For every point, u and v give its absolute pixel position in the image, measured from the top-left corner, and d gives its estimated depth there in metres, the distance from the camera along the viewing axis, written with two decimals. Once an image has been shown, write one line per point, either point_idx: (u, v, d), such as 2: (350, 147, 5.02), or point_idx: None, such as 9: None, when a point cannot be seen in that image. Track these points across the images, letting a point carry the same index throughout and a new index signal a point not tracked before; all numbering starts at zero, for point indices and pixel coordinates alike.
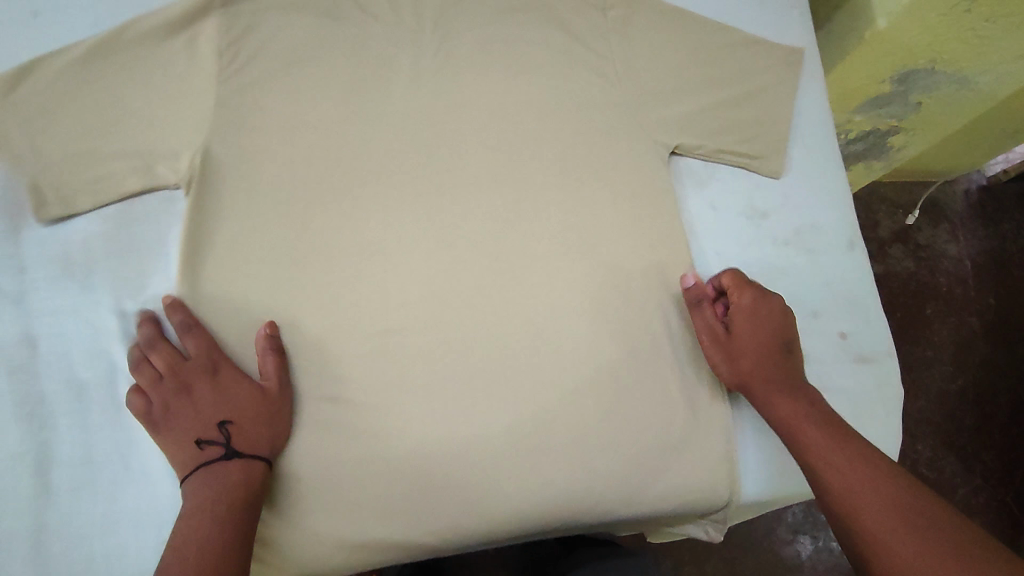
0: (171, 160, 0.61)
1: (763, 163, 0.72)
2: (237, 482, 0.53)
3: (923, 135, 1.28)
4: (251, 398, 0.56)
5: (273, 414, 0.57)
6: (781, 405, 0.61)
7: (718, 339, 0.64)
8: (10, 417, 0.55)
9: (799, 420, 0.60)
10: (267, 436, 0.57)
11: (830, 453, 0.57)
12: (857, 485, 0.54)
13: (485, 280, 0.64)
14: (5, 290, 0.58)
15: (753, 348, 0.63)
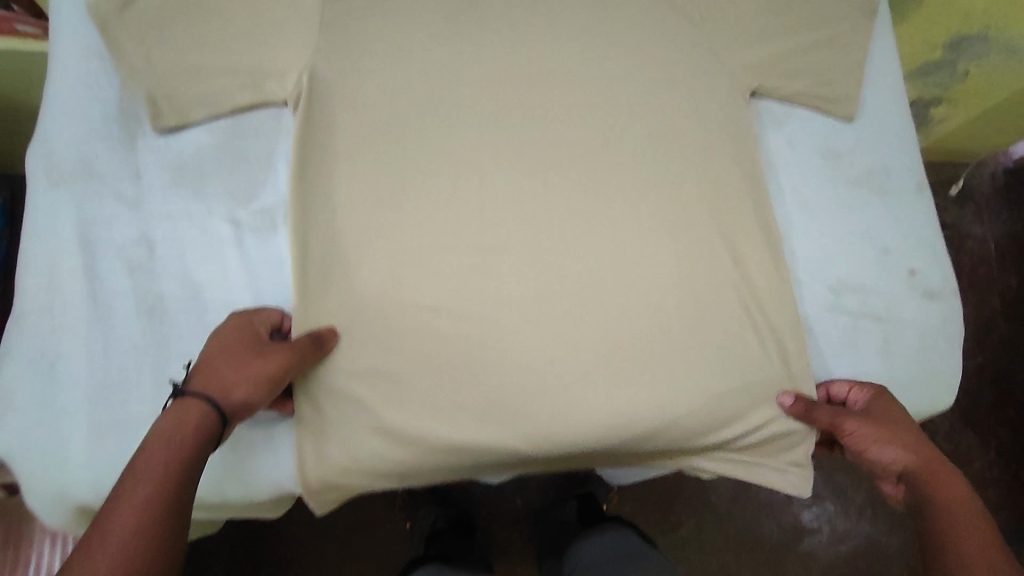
0: (278, 79, 0.63)
1: (840, 107, 0.74)
2: (170, 423, 0.50)
3: (965, 107, 1.31)
4: (240, 344, 0.55)
5: (251, 365, 0.54)
6: (947, 491, 0.58)
7: (866, 416, 0.63)
8: (133, 313, 0.57)
9: (965, 509, 0.56)
10: (229, 382, 0.53)
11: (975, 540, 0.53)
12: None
13: (576, 205, 0.66)
14: (124, 194, 0.60)
15: (908, 431, 0.62)
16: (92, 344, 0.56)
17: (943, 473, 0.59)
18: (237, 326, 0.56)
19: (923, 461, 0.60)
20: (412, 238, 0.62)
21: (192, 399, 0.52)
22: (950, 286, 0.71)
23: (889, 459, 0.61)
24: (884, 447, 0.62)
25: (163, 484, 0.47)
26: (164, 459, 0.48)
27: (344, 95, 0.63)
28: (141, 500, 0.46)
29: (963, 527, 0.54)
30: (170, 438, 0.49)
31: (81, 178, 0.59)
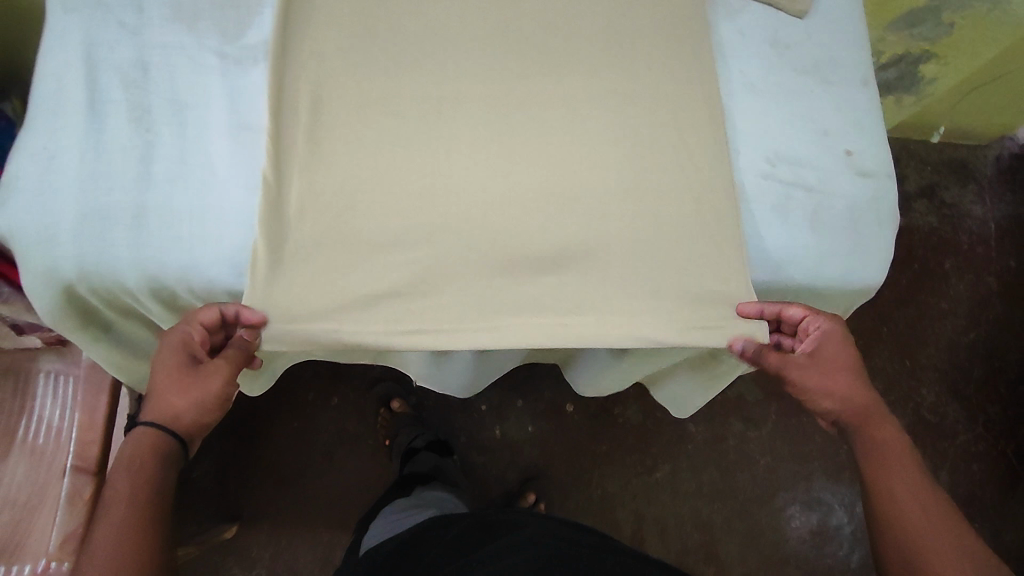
0: None
1: (791, 3, 0.79)
2: (130, 450, 0.63)
3: (953, 63, 1.35)
4: (181, 371, 0.64)
5: (194, 392, 0.64)
6: (878, 438, 0.68)
7: (808, 364, 0.70)
8: (124, 118, 0.64)
9: (894, 454, 0.67)
10: (179, 409, 0.65)
11: (908, 485, 0.65)
12: (913, 498, 0.64)
13: (531, 69, 0.72)
14: (127, 23, 0.67)
15: (847, 377, 0.70)
16: (85, 140, 0.63)
17: (874, 420, 0.69)
18: (174, 350, 0.64)
19: (857, 405, 0.70)
20: (376, 79, 0.69)
21: (147, 430, 0.64)
22: (885, 170, 0.76)
23: (826, 406, 0.71)
24: (823, 396, 0.70)
25: (133, 504, 0.59)
26: (128, 484, 0.60)
27: None
28: (117, 521, 0.58)
29: (895, 474, 0.66)
30: (131, 465, 0.62)
31: (92, 8, 0.67)
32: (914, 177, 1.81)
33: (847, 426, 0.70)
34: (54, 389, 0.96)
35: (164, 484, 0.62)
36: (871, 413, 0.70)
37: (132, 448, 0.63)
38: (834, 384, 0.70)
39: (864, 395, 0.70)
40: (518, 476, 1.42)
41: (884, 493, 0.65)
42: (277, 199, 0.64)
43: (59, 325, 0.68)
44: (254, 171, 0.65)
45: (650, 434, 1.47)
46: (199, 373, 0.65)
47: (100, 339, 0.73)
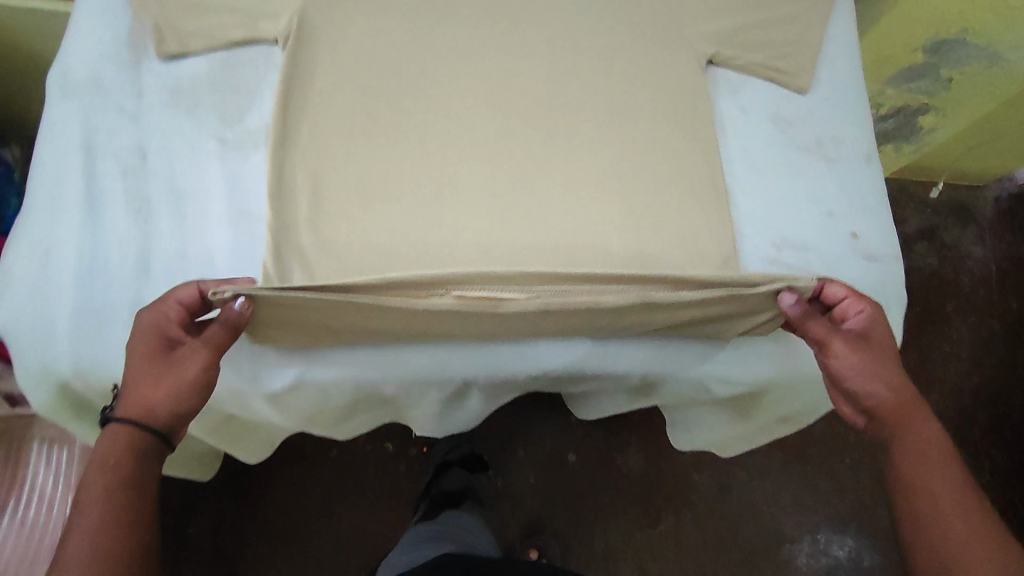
0: (272, 21, 0.71)
1: (794, 79, 0.79)
2: (102, 448, 0.56)
3: (952, 116, 1.34)
4: (153, 358, 0.57)
5: (170, 380, 0.57)
6: (915, 433, 0.62)
7: (855, 343, 0.63)
8: (123, 209, 0.63)
9: (931, 450, 0.61)
10: (149, 401, 0.57)
11: (944, 489, 0.59)
12: (949, 506, 0.58)
13: (534, 149, 0.72)
14: (125, 108, 0.67)
15: (890, 366, 0.64)
16: (82, 233, 0.62)
17: (913, 413, 0.63)
18: (149, 334, 0.57)
19: (895, 395, 0.63)
20: (378, 163, 0.69)
21: (120, 428, 0.57)
22: (892, 252, 0.75)
23: (867, 391, 0.63)
24: (866, 378, 0.63)
25: (107, 505, 0.54)
26: (104, 481, 0.55)
27: (333, 40, 0.72)
28: (92, 527, 0.53)
29: (931, 473, 0.60)
30: (101, 462, 0.55)
31: (90, 92, 0.67)
32: (914, 218, 1.81)
33: (884, 418, 0.63)
34: (46, 458, 0.94)
35: (143, 483, 0.57)
36: (907, 404, 0.63)
37: (105, 445, 0.56)
38: (876, 370, 0.63)
39: (901, 386, 0.64)
40: (520, 531, 1.38)
41: (918, 488, 0.60)
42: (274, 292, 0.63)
43: (55, 417, 0.67)
44: (254, 263, 0.64)
45: (653, 483, 1.44)
46: (173, 360, 0.57)
47: (99, 433, 0.71)
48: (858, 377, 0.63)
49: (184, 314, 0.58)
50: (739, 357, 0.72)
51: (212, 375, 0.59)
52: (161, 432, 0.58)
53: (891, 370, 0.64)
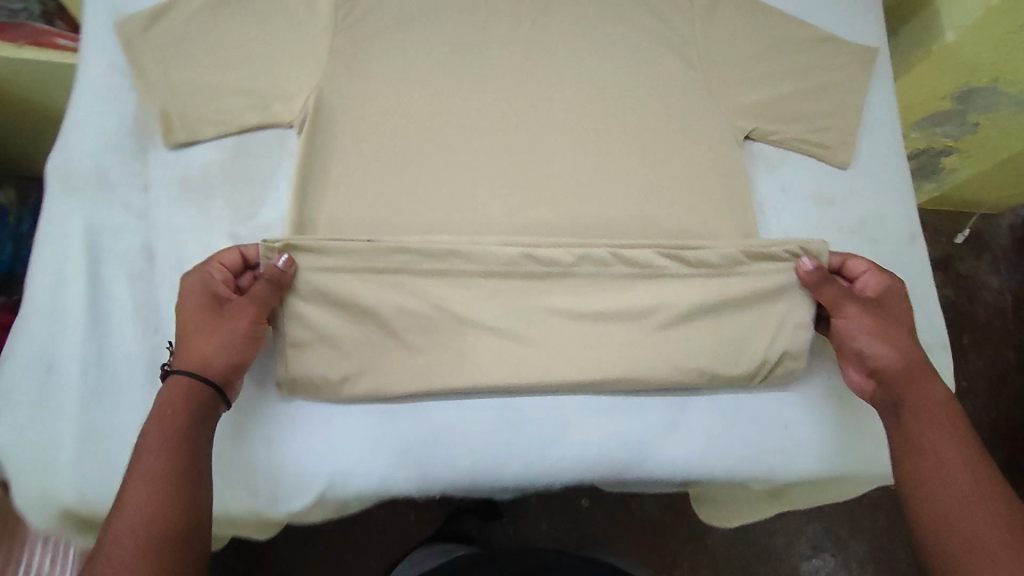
0: (286, 101, 0.67)
1: (832, 154, 0.76)
2: (160, 402, 0.54)
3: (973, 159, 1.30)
4: (206, 311, 0.58)
5: (224, 332, 0.58)
6: (924, 393, 0.61)
7: (868, 306, 0.66)
8: (130, 320, 0.60)
9: (940, 414, 0.60)
10: (206, 353, 0.56)
11: (946, 450, 0.57)
12: (953, 467, 0.56)
13: (565, 237, 0.69)
14: (131, 204, 0.63)
15: (900, 332, 0.65)
16: (86, 348, 0.58)
17: (921, 376, 0.62)
18: (199, 293, 0.59)
19: (907, 363, 0.63)
20: (398, 259, 0.65)
21: (179, 379, 0.56)
22: (936, 342, 0.73)
23: (875, 349, 0.64)
24: (874, 337, 0.64)
25: (169, 451, 0.51)
26: (161, 433, 0.52)
27: (352, 123, 0.68)
28: (154, 475, 0.50)
29: (931, 431, 0.59)
30: (160, 413, 0.53)
31: (92, 187, 0.62)
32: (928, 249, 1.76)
33: (891, 380, 0.63)
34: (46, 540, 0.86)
35: (197, 438, 0.53)
36: (920, 372, 0.62)
37: (163, 398, 0.54)
38: (891, 335, 0.64)
39: (915, 355, 0.63)
40: None
41: (928, 452, 0.58)
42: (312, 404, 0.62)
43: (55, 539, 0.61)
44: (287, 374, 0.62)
45: (680, 538, 1.12)
46: (224, 310, 0.58)
47: None
48: (872, 336, 0.64)
49: (229, 277, 0.61)
50: (786, 460, 0.68)
51: (260, 330, 0.60)
52: (218, 386, 0.57)
53: (905, 336, 0.64)
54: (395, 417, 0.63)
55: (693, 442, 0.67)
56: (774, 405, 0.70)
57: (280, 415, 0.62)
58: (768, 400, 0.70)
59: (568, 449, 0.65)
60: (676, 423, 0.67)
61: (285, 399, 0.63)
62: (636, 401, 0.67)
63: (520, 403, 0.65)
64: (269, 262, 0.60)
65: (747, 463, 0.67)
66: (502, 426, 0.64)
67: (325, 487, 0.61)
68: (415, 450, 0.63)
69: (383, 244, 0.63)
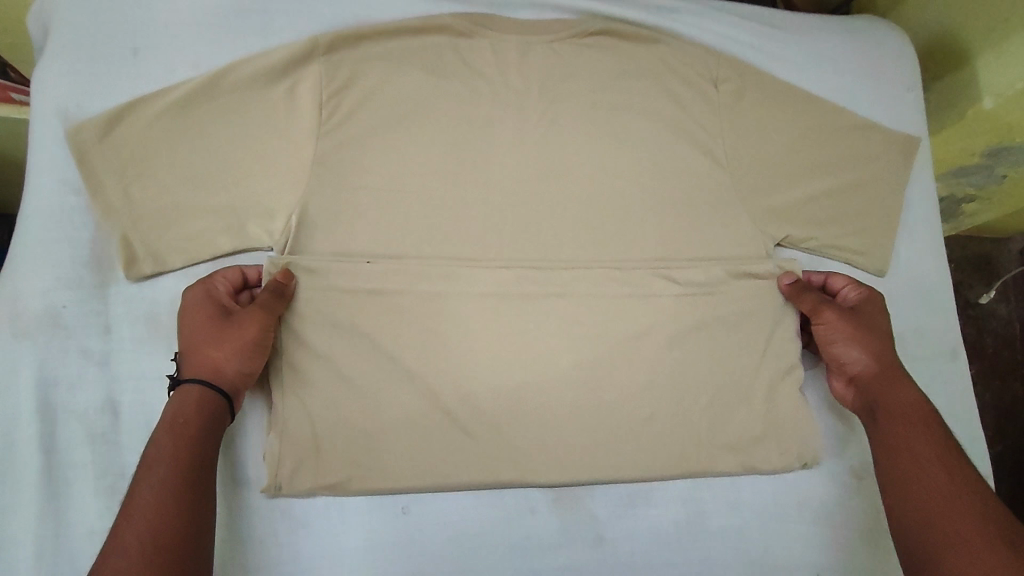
0: (264, 221, 0.59)
1: (869, 260, 0.69)
2: (172, 409, 0.51)
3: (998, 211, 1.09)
4: (212, 319, 0.54)
5: (233, 338, 0.54)
6: (899, 397, 0.58)
7: (846, 311, 0.63)
8: (92, 490, 0.53)
9: (913, 415, 0.56)
10: (217, 359, 0.53)
11: (921, 448, 0.54)
12: (933, 467, 0.52)
13: (583, 365, 0.62)
14: (90, 350, 0.55)
15: (880, 338, 0.62)
16: (42, 527, 0.52)
17: (896, 381, 0.59)
18: (200, 302, 0.55)
19: (880, 369, 0.60)
20: (399, 400, 0.59)
21: (190, 388, 0.52)
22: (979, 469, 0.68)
23: (852, 355, 0.61)
24: (852, 343, 0.61)
25: (176, 460, 0.48)
26: (172, 443, 0.49)
27: (338, 242, 0.60)
28: (160, 483, 0.47)
29: (908, 432, 0.55)
30: (170, 423, 0.50)
31: (45, 332, 0.55)
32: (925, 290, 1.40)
33: (867, 387, 0.60)
34: None
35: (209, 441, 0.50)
36: (897, 378, 0.59)
37: (174, 406, 0.51)
38: (868, 341, 0.61)
39: (893, 363, 0.60)
40: None
41: (904, 455, 0.54)
42: (309, 568, 0.56)
43: None
44: (274, 539, 0.57)
45: None
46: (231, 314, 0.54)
47: None
48: (851, 343, 0.61)
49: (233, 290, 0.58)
50: None
51: (269, 339, 0.56)
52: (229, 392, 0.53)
53: (884, 344, 0.61)
54: None
55: None
56: (809, 551, 0.63)
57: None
58: (803, 545, 0.63)
59: None
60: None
61: (263, 565, 0.56)
62: (657, 556, 0.61)
63: (529, 565, 0.59)
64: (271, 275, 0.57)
65: None
66: None
67: None
68: None
69: (381, 264, 0.60)
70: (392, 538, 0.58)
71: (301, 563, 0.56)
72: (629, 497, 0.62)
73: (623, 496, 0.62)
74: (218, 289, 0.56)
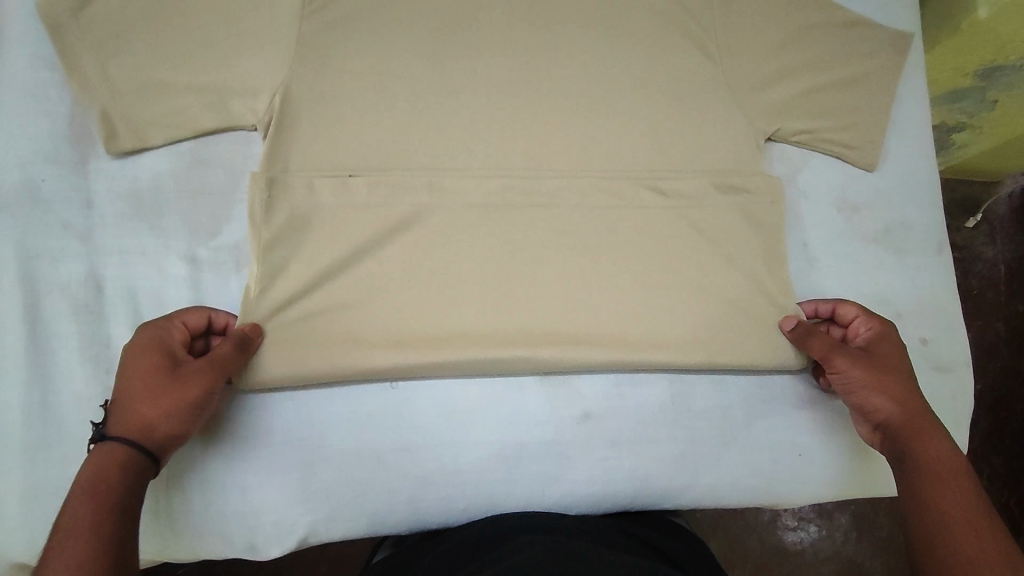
0: (247, 99, 0.58)
1: (859, 154, 0.69)
2: (89, 472, 0.45)
3: (985, 146, 1.03)
4: (156, 373, 0.49)
5: (173, 397, 0.49)
6: (928, 447, 0.54)
7: (863, 355, 0.59)
8: (78, 360, 0.53)
9: (948, 471, 0.52)
10: (149, 418, 0.48)
11: (949, 504, 0.50)
12: (959, 520, 0.49)
13: (570, 254, 0.62)
14: (73, 225, 0.55)
15: (903, 380, 0.58)
16: (29, 394, 0.52)
17: (929, 428, 0.55)
18: (145, 348, 0.50)
19: (904, 416, 0.56)
20: (388, 283, 0.58)
21: (112, 447, 0.47)
22: (963, 360, 0.69)
23: (873, 403, 0.57)
24: (871, 389, 0.57)
25: (96, 527, 0.43)
26: (91, 508, 0.43)
27: (323, 122, 0.59)
28: (75, 550, 0.41)
29: (939, 485, 0.51)
30: (90, 487, 0.44)
31: (25, 205, 0.55)
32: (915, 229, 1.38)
33: (895, 435, 0.56)
34: None
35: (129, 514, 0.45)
36: (924, 427, 0.55)
37: (91, 467, 0.46)
38: (887, 386, 0.57)
39: (919, 407, 0.57)
40: None
41: (930, 511, 0.50)
42: (298, 441, 0.57)
43: None
44: (265, 412, 0.57)
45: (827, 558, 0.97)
46: (177, 371, 0.50)
47: None
48: (870, 391, 0.58)
49: (191, 337, 0.53)
50: (798, 487, 0.64)
51: (214, 399, 0.51)
52: (159, 457, 0.49)
53: (905, 391, 0.57)
54: (382, 461, 0.58)
55: (702, 473, 0.62)
56: (792, 432, 0.65)
57: (248, 447, 0.56)
58: (785, 426, 0.65)
59: (570, 486, 0.61)
60: (685, 454, 0.62)
61: (255, 436, 0.57)
62: (642, 434, 0.62)
63: (515, 439, 0.60)
64: (237, 326, 0.54)
65: (758, 494, 0.64)
66: (498, 465, 0.59)
67: (306, 534, 0.57)
68: (404, 493, 0.58)
69: (367, 148, 0.59)
70: (382, 412, 0.58)
71: (290, 433, 0.57)
72: (615, 378, 0.62)
73: (610, 378, 0.62)
74: (174, 334, 0.51)
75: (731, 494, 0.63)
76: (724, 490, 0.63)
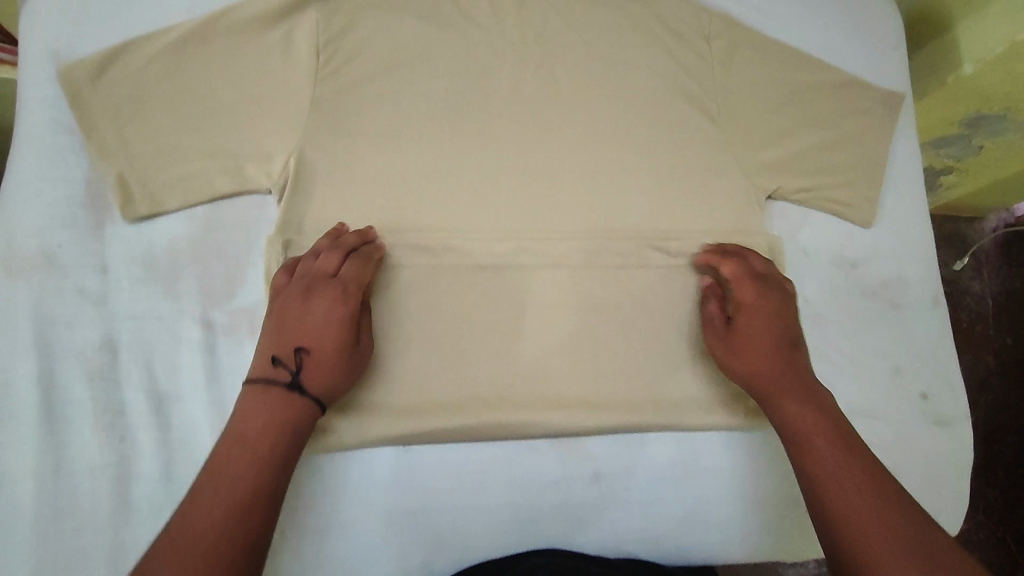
0: (262, 164, 0.59)
1: (856, 212, 0.72)
2: (287, 415, 0.50)
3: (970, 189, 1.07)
4: (347, 349, 0.54)
5: (352, 374, 0.55)
6: (784, 412, 0.56)
7: (726, 330, 0.61)
8: (92, 426, 0.54)
9: (813, 432, 0.54)
10: (337, 389, 0.54)
11: (818, 465, 0.52)
12: (828, 483, 0.51)
13: (578, 311, 0.63)
14: (87, 289, 0.56)
15: (760, 345, 0.59)
16: (41, 462, 0.52)
17: (787, 390, 0.57)
18: (346, 323, 0.54)
19: (761, 381, 0.58)
20: (400, 342, 0.59)
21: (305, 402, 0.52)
22: (962, 412, 0.70)
23: (735, 377, 0.60)
24: (733, 367, 0.60)
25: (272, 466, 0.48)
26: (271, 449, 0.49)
27: (336, 184, 0.60)
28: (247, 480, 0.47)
29: (806, 449, 0.54)
30: (287, 427, 0.50)
31: (40, 270, 0.55)
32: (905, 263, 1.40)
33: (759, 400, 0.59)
34: None
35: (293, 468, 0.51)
36: (784, 390, 0.57)
37: (288, 412, 0.51)
38: (745, 361, 0.59)
39: (773, 368, 0.58)
40: None
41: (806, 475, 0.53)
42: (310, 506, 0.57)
43: None
44: None
45: None
46: (361, 364, 0.55)
47: None
48: (728, 365, 0.60)
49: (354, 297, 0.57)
50: (807, 544, 0.65)
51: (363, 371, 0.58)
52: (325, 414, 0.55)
53: (766, 357, 0.59)
54: (396, 525, 0.58)
55: (711, 531, 0.63)
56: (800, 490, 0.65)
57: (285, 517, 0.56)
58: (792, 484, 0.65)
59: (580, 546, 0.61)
60: (694, 513, 0.63)
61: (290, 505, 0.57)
62: (652, 491, 0.62)
63: (527, 500, 0.60)
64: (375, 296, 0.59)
65: (766, 551, 0.64)
66: (510, 526, 0.60)
67: None
68: (417, 557, 0.58)
69: (379, 209, 0.61)
70: (394, 479, 0.58)
71: (310, 498, 0.57)
72: (622, 437, 0.63)
73: (618, 437, 0.63)
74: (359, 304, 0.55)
75: (739, 551, 0.64)
76: (733, 547, 0.63)
